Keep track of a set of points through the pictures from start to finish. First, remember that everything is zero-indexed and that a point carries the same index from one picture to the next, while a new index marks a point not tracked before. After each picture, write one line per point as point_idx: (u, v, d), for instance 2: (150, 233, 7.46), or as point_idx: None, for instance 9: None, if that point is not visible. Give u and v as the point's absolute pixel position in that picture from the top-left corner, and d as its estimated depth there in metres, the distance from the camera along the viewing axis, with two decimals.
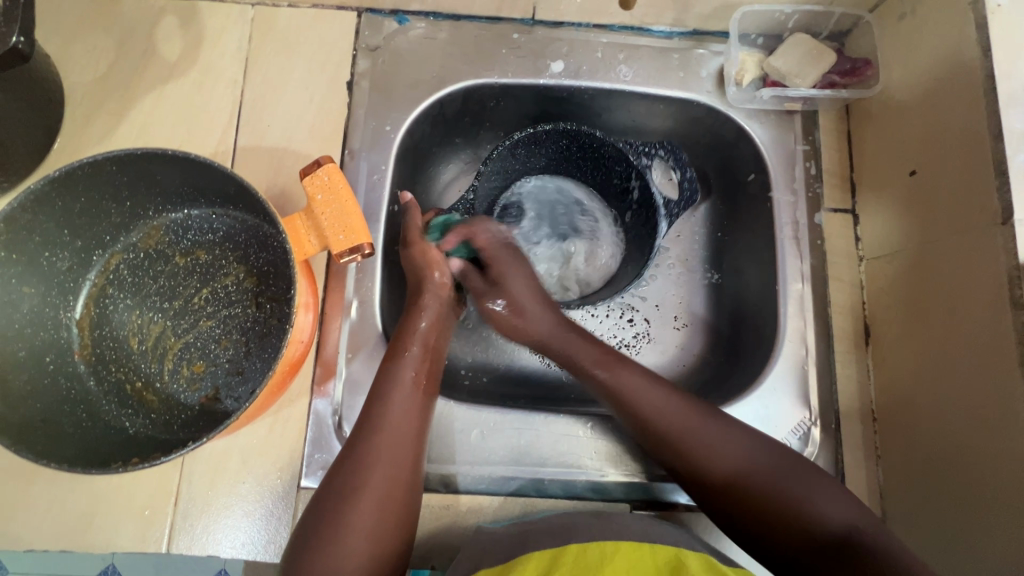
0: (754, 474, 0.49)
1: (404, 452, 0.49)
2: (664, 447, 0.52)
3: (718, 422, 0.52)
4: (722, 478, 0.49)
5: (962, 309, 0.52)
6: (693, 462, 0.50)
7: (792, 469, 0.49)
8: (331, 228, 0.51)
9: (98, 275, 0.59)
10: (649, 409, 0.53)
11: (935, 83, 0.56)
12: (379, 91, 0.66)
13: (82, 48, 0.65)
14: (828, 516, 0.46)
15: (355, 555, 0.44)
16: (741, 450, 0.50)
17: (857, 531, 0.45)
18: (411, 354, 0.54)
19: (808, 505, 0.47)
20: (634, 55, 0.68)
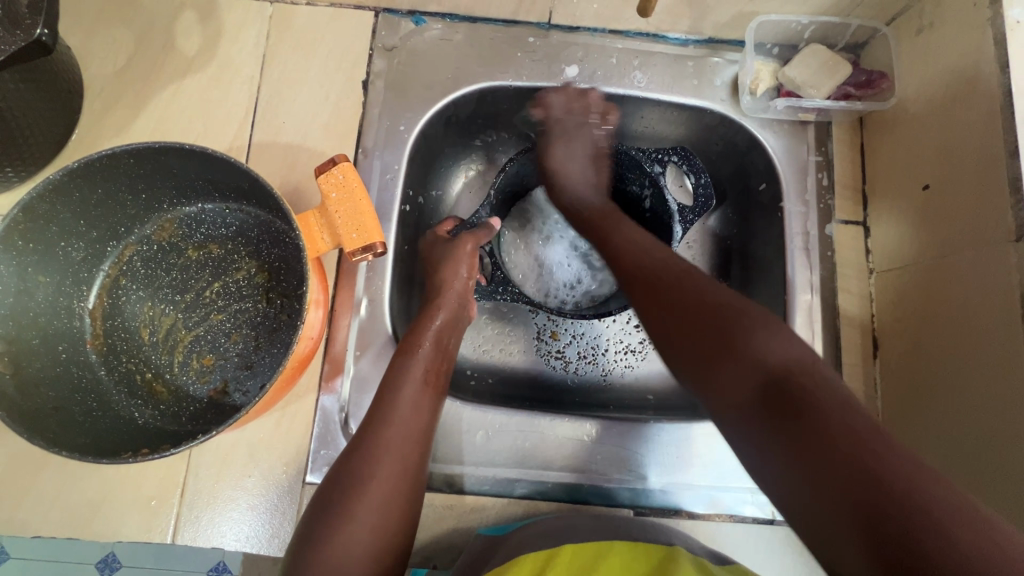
0: (701, 310, 0.45)
1: (411, 446, 0.50)
2: (629, 277, 0.52)
3: (697, 272, 0.50)
4: (671, 304, 0.47)
5: (972, 324, 0.52)
6: (653, 288, 0.49)
7: (752, 313, 0.44)
8: (345, 226, 0.51)
9: (112, 266, 0.59)
10: (634, 251, 0.53)
11: (951, 98, 0.56)
12: (394, 91, 0.66)
13: (102, 40, 0.65)
14: (770, 353, 0.41)
15: (360, 546, 0.44)
16: (709, 291, 0.47)
17: (792, 373, 0.39)
18: (422, 350, 0.55)
19: (747, 340, 0.42)
20: (649, 62, 0.69)
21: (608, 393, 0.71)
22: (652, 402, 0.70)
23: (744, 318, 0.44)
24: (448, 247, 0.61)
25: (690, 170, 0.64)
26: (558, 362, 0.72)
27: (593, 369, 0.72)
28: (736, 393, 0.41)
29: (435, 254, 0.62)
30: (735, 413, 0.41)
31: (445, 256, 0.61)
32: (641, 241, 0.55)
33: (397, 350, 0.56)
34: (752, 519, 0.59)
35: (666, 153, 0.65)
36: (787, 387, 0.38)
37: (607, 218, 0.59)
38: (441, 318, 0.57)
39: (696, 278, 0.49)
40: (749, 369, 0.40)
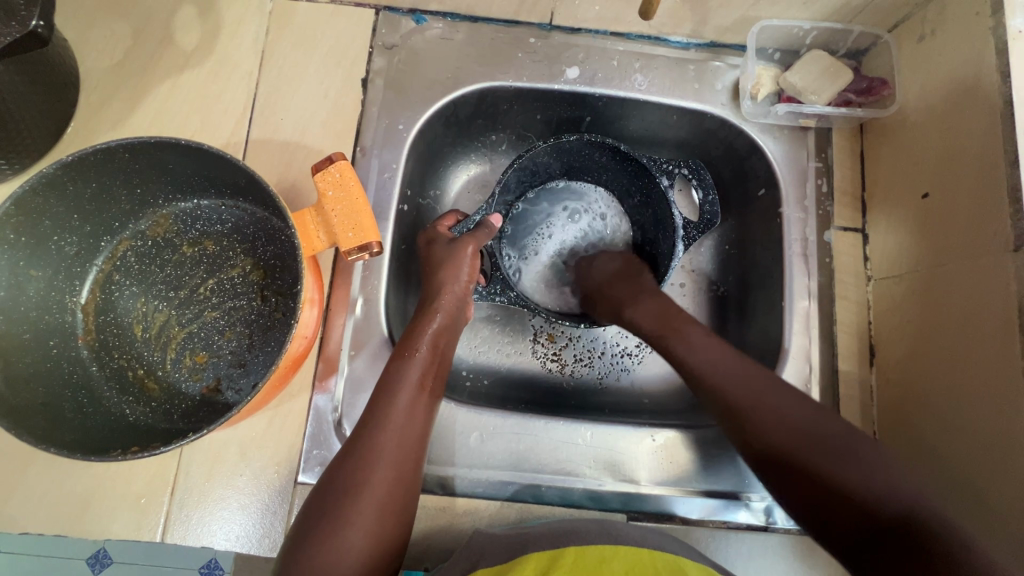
0: (805, 444, 0.47)
1: (406, 452, 0.49)
2: (717, 401, 0.52)
3: (779, 389, 0.51)
4: (778, 438, 0.48)
5: (970, 334, 0.51)
6: (745, 419, 0.50)
7: (848, 439, 0.47)
8: (341, 225, 0.51)
9: (105, 261, 0.59)
10: (712, 370, 0.53)
11: (952, 107, 0.56)
12: (393, 89, 0.66)
13: (99, 33, 0.65)
14: (882, 490, 0.43)
15: (353, 552, 0.44)
16: (802, 419, 0.49)
17: (919, 513, 0.42)
18: (418, 355, 0.54)
19: (871, 479, 0.44)
20: (650, 65, 0.68)
21: (604, 396, 0.71)
22: (648, 407, 0.69)
23: (844, 453, 0.46)
24: (450, 248, 0.60)
25: (699, 184, 0.64)
26: (554, 364, 0.72)
27: (590, 372, 0.72)
28: (851, 535, 0.44)
29: (435, 254, 0.60)
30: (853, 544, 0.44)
31: (446, 258, 0.59)
32: (723, 343, 0.56)
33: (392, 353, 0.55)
34: (746, 526, 0.59)
35: (676, 165, 0.64)
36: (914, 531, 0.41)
37: (673, 319, 0.58)
38: (439, 322, 0.57)
39: (779, 399, 0.50)
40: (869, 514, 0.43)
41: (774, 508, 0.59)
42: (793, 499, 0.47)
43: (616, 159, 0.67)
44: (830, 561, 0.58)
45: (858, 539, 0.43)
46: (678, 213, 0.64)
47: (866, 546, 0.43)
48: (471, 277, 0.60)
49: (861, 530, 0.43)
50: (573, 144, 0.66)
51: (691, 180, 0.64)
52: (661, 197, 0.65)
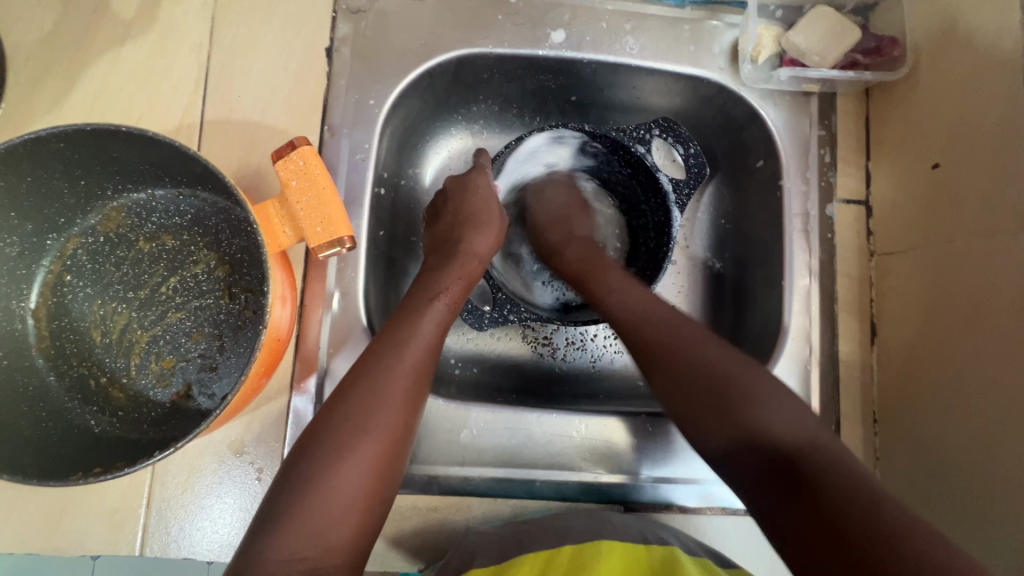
0: (712, 379, 0.44)
1: (418, 383, 0.47)
2: (633, 344, 0.50)
3: (693, 329, 0.49)
4: (691, 369, 0.45)
5: (978, 313, 0.49)
6: (656, 351, 0.48)
7: (760, 381, 0.44)
8: (307, 220, 0.46)
9: (54, 261, 0.54)
10: (625, 309, 0.52)
11: (970, 70, 0.52)
12: (362, 59, 0.60)
13: (23, 1, 0.57)
14: (775, 427, 0.41)
15: (361, 457, 0.42)
16: (712, 356, 0.46)
17: (805, 451, 0.40)
18: (448, 293, 0.52)
19: (759, 417, 0.42)
20: (642, 26, 0.63)
21: (597, 381, 0.69)
22: (643, 390, 0.67)
23: (743, 389, 0.43)
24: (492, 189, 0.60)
25: (676, 138, 0.60)
26: (545, 349, 0.69)
27: (582, 355, 0.70)
28: (745, 472, 0.41)
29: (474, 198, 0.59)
30: (750, 474, 0.41)
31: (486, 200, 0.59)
32: (639, 284, 0.54)
33: (412, 290, 0.53)
34: (744, 511, 0.58)
35: (646, 129, 0.60)
36: (801, 469, 0.39)
37: (596, 263, 0.59)
38: (470, 262, 0.55)
39: (699, 338, 0.47)
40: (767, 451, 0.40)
41: None
42: (691, 426, 0.45)
43: (584, 139, 0.63)
44: None
45: (753, 477, 0.41)
46: (663, 175, 0.61)
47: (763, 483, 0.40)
48: (498, 241, 0.59)
49: (750, 467, 0.41)
50: (532, 139, 0.62)
51: (667, 138, 0.60)
52: (640, 166, 0.62)
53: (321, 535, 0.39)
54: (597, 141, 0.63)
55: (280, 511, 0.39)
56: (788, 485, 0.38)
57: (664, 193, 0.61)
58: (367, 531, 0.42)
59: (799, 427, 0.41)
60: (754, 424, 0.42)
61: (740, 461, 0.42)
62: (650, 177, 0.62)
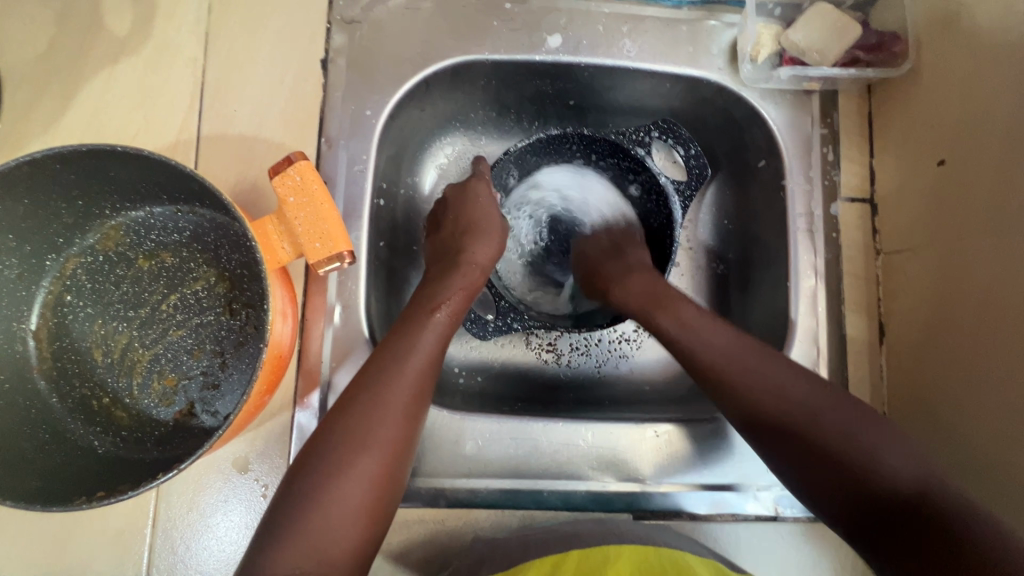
0: (809, 423, 0.43)
1: (419, 396, 0.46)
2: (709, 380, 0.49)
3: (778, 363, 0.47)
4: (781, 410, 0.45)
5: (989, 311, 0.48)
6: (742, 390, 0.47)
7: (859, 413, 0.44)
8: (307, 235, 0.46)
9: (53, 282, 0.53)
10: (710, 347, 0.49)
11: (974, 64, 0.51)
12: (357, 70, 0.59)
13: (18, 21, 0.57)
14: (893, 468, 0.40)
15: (362, 472, 0.41)
16: (804, 394, 0.45)
17: (930, 489, 0.39)
18: (448, 303, 0.51)
19: (875, 461, 0.41)
20: (640, 28, 0.62)
21: (603, 386, 0.68)
22: (649, 395, 0.67)
23: (846, 426, 0.43)
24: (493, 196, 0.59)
25: (676, 140, 0.60)
26: (549, 355, 0.69)
27: (587, 361, 0.69)
28: (865, 526, 0.40)
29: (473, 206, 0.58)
30: (867, 523, 0.40)
31: (486, 209, 0.58)
32: (711, 314, 0.53)
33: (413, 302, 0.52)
34: (755, 517, 0.57)
35: (645, 130, 0.61)
36: (926, 510, 0.38)
37: (662, 294, 0.55)
38: (470, 271, 0.54)
39: (783, 371, 0.47)
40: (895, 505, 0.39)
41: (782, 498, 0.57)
42: (802, 469, 0.43)
43: (581, 147, 0.63)
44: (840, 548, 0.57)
45: (873, 524, 0.40)
46: (664, 177, 0.61)
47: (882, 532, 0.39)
48: (500, 248, 0.58)
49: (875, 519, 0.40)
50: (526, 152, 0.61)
51: (667, 140, 0.60)
52: (642, 169, 0.62)
53: (323, 552, 0.39)
54: (596, 148, 0.62)
55: (282, 527, 0.39)
56: (909, 534, 0.38)
57: (666, 194, 0.61)
58: (369, 547, 0.41)
59: (920, 465, 0.40)
60: (873, 471, 0.40)
61: (850, 509, 0.41)
62: (650, 180, 0.62)
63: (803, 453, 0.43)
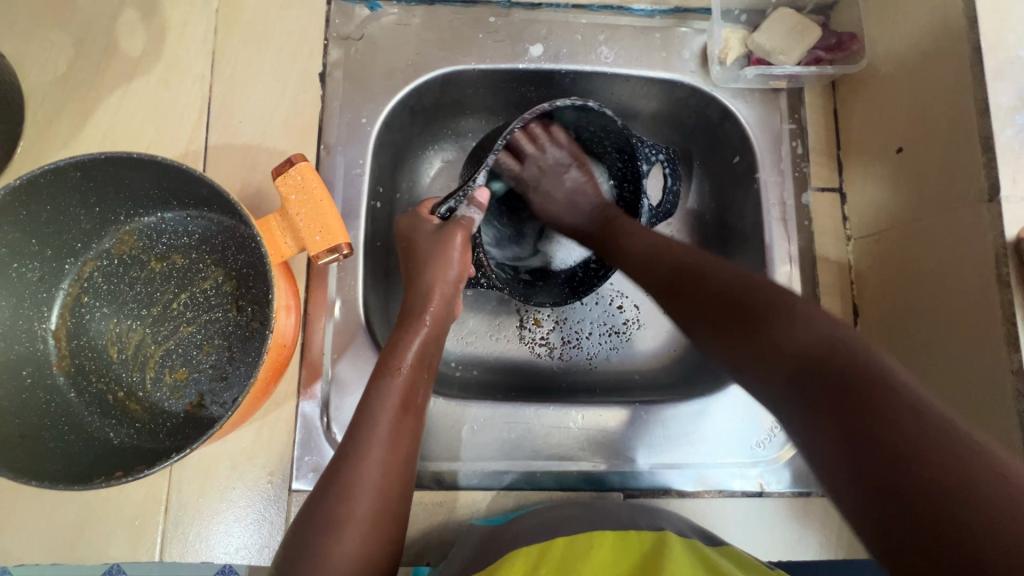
0: (737, 298, 0.46)
1: (399, 444, 0.48)
2: (654, 278, 0.54)
3: (713, 261, 0.51)
4: (709, 288, 0.48)
5: (950, 285, 0.51)
6: (672, 275, 0.52)
7: (783, 300, 0.44)
8: (307, 230, 0.49)
9: (72, 284, 0.57)
10: (649, 254, 0.55)
11: (923, 57, 0.54)
12: (353, 82, 0.64)
13: (39, 45, 0.62)
14: (797, 337, 0.41)
15: (356, 530, 0.44)
16: (735, 277, 0.48)
17: (839, 347, 0.39)
18: (415, 343, 0.53)
19: (785, 328, 0.42)
20: (615, 36, 0.67)
21: (595, 376, 0.71)
22: (639, 382, 0.69)
23: (769, 302, 0.44)
24: (435, 240, 0.57)
25: (670, 173, 0.64)
26: (542, 349, 0.71)
27: (578, 353, 0.71)
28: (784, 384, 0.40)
29: (419, 250, 0.57)
30: (784, 384, 0.40)
31: (431, 255, 0.56)
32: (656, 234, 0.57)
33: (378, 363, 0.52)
34: (741, 493, 0.60)
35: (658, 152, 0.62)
36: (829, 365, 0.38)
37: (617, 224, 0.61)
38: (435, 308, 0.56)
39: (720, 264, 0.50)
40: (775, 365, 0.41)
41: (767, 474, 0.60)
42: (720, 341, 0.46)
43: (604, 136, 0.65)
44: (824, 521, 0.59)
45: (790, 381, 0.40)
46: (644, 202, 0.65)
47: (794, 387, 0.39)
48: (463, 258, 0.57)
49: (781, 370, 0.41)
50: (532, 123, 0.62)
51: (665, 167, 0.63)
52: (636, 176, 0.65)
53: None
54: (613, 140, 0.65)
55: None
56: (808, 391, 0.38)
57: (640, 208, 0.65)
58: None
59: (837, 331, 0.40)
60: (783, 335, 0.42)
61: (765, 378, 0.42)
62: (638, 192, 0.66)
63: (727, 323, 0.46)
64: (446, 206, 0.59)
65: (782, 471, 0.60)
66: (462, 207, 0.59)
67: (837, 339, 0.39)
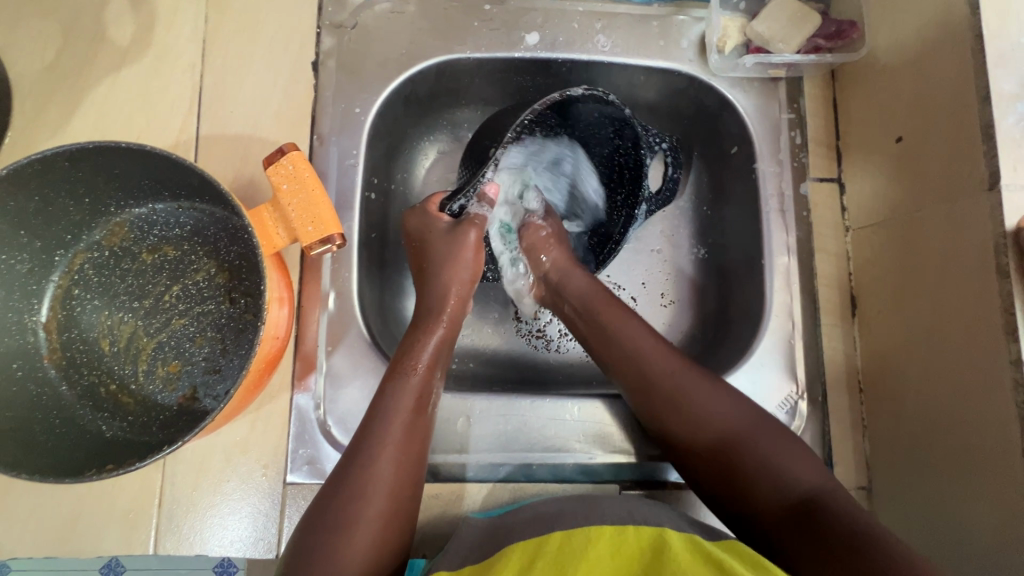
0: (737, 434, 0.49)
1: (412, 439, 0.49)
2: (643, 390, 0.53)
3: (702, 381, 0.52)
4: (704, 427, 0.49)
5: (949, 276, 0.51)
6: (663, 393, 0.52)
7: (770, 434, 0.49)
8: (300, 220, 0.49)
9: (62, 275, 0.56)
10: (638, 358, 0.53)
11: (923, 45, 0.54)
12: (346, 71, 0.63)
13: (26, 33, 0.61)
14: (791, 476, 0.46)
15: (368, 523, 0.44)
16: (726, 410, 0.50)
17: (826, 496, 0.44)
18: (432, 339, 0.54)
19: (777, 467, 0.46)
20: (613, 24, 0.66)
21: (592, 368, 0.70)
22: None
23: (755, 437, 0.48)
24: (454, 238, 0.57)
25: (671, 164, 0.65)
26: (539, 341, 0.71)
27: (576, 345, 0.71)
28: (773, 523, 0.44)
29: (436, 248, 0.58)
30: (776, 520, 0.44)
31: (450, 253, 0.57)
32: (644, 331, 0.55)
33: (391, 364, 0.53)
34: None
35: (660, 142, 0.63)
36: (817, 517, 0.43)
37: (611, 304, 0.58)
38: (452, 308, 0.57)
39: (711, 388, 0.51)
40: (768, 491, 0.45)
41: None
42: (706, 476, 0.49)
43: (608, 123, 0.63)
44: None
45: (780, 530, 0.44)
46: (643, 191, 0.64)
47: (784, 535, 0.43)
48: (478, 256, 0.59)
49: (774, 514, 0.45)
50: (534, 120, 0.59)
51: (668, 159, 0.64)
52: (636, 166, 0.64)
53: None
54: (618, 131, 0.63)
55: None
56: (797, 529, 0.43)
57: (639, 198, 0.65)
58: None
59: (819, 479, 0.46)
60: (774, 477, 0.46)
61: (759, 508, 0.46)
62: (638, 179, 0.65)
63: (715, 449, 0.49)
64: (456, 204, 0.61)
65: None
66: (473, 203, 0.60)
67: (822, 486, 0.45)
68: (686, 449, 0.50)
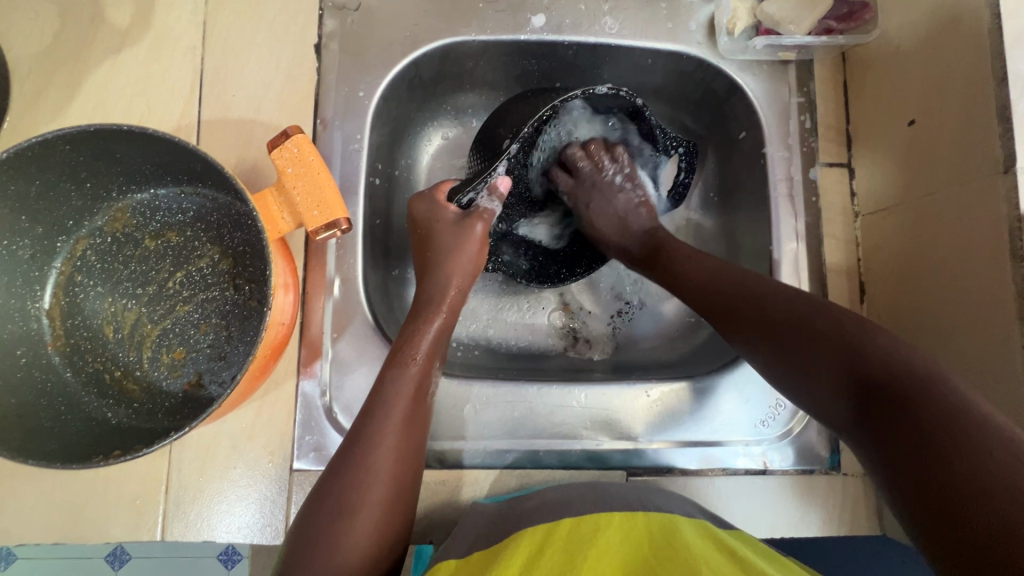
0: (801, 326, 0.46)
1: (412, 431, 0.48)
2: (701, 305, 0.53)
3: (763, 285, 0.50)
4: (769, 321, 0.48)
5: (961, 261, 0.50)
6: (719, 301, 0.51)
7: (849, 319, 0.44)
8: (305, 204, 0.48)
9: (65, 262, 0.56)
10: (694, 280, 0.54)
11: (938, 25, 0.53)
12: (349, 54, 0.62)
13: (23, 16, 0.60)
14: (874, 355, 0.41)
15: (369, 515, 0.44)
16: (793, 302, 0.48)
17: (912, 372, 0.39)
18: (431, 329, 0.53)
19: (861, 347, 0.42)
20: (621, 5, 0.64)
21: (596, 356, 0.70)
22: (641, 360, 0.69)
23: (830, 323, 0.45)
24: (457, 231, 0.57)
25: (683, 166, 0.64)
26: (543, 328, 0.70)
27: (580, 333, 0.71)
28: (858, 411, 0.41)
29: (439, 239, 0.57)
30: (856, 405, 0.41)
31: (452, 245, 0.56)
32: (698, 253, 0.56)
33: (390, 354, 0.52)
34: (745, 471, 0.59)
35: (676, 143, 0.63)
36: (898, 393, 0.39)
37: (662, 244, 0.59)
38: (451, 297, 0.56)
39: (774, 291, 0.49)
40: (847, 374, 0.42)
41: (770, 452, 0.60)
42: (778, 369, 0.47)
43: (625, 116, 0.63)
44: (828, 498, 0.59)
45: (864, 412, 0.41)
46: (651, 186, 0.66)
47: (867, 420, 0.40)
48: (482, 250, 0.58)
49: (855, 401, 0.41)
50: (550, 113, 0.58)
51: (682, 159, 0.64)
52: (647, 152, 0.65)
53: None
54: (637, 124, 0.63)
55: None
56: (879, 413, 0.40)
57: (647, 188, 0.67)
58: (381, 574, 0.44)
59: (910, 354, 0.40)
60: (850, 359, 0.42)
61: (834, 399, 0.43)
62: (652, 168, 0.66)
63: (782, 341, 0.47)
64: (465, 196, 0.58)
65: (786, 449, 0.60)
66: (482, 197, 0.58)
67: (912, 363, 0.40)
68: (748, 345, 0.49)
